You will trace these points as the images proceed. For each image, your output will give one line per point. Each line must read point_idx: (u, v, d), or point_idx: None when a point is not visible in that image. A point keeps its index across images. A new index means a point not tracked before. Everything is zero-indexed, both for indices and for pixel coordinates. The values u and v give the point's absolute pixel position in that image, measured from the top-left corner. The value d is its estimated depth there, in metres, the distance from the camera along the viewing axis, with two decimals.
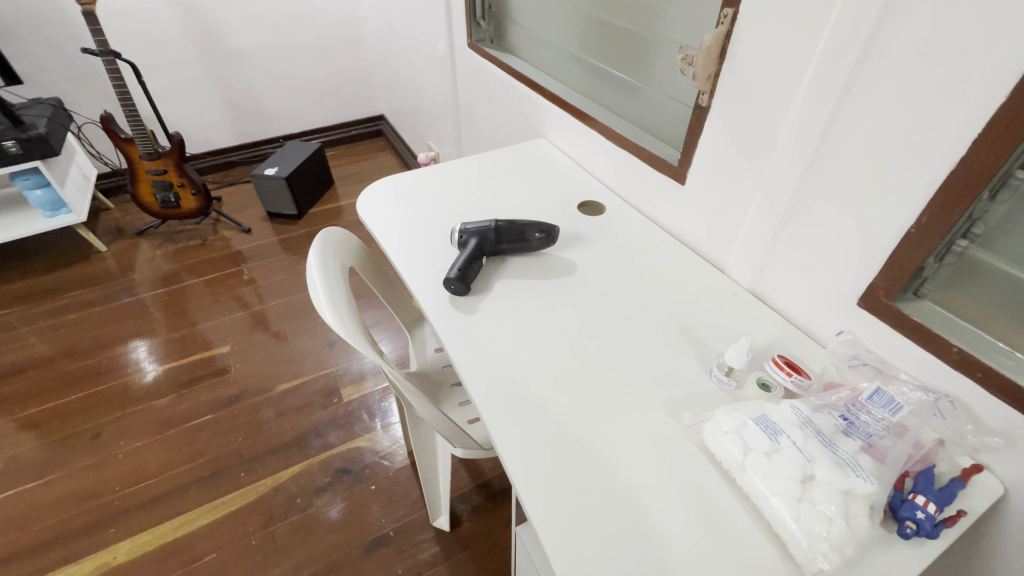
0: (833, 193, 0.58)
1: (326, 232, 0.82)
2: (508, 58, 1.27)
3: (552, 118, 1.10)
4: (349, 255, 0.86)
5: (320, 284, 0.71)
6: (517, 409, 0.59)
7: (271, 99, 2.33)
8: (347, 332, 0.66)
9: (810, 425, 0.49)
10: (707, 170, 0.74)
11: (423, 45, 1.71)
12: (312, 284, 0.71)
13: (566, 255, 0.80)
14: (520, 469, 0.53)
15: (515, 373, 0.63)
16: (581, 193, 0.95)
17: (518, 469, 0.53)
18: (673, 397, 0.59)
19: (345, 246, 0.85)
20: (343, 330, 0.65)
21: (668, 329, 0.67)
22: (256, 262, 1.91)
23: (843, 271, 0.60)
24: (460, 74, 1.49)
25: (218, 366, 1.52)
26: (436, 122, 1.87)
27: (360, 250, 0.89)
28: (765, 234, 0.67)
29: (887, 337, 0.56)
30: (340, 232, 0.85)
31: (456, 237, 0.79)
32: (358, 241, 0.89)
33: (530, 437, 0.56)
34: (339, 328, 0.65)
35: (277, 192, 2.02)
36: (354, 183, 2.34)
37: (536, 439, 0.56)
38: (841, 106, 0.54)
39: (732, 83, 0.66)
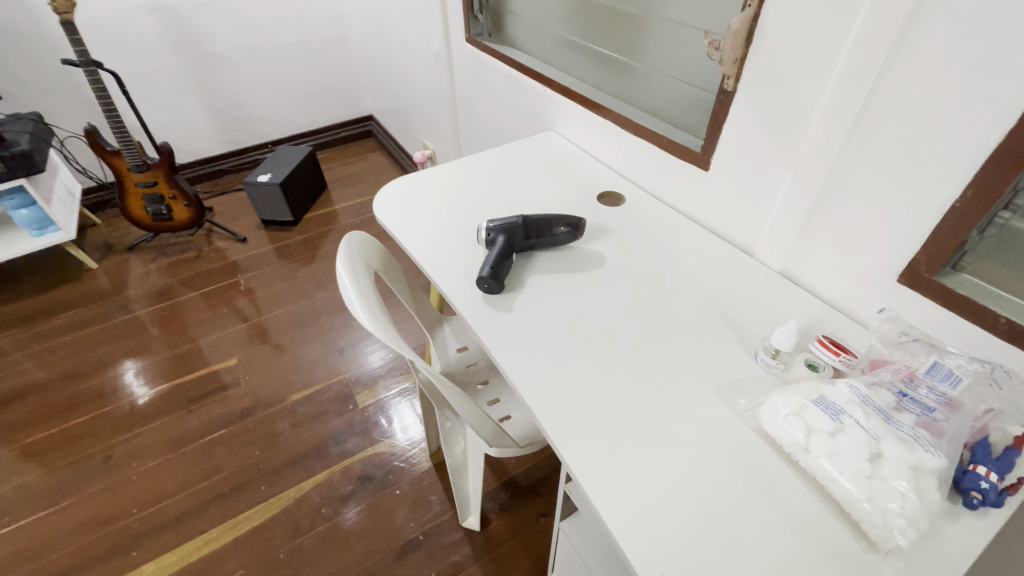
0: (871, 171, 0.58)
1: (350, 236, 0.80)
2: (507, 50, 1.25)
3: (560, 109, 1.08)
4: (372, 260, 0.84)
5: (352, 291, 0.69)
6: (567, 404, 0.58)
7: (258, 103, 2.27)
8: (389, 338, 0.65)
9: (870, 403, 0.49)
10: (733, 155, 0.74)
11: (415, 40, 1.68)
12: (345, 292, 0.69)
13: (593, 248, 0.80)
14: (582, 466, 0.52)
15: (560, 368, 0.62)
16: (599, 184, 0.95)
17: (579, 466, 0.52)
18: (723, 383, 0.59)
19: (368, 249, 0.84)
20: (384, 337, 0.64)
21: (708, 316, 0.67)
22: (254, 272, 1.88)
23: (882, 250, 0.60)
24: (457, 68, 1.47)
25: (226, 380, 1.48)
26: (431, 118, 1.85)
27: (381, 255, 0.87)
28: (799, 215, 0.67)
29: (930, 311, 0.57)
30: (361, 236, 0.83)
31: (483, 235, 0.77)
32: (378, 244, 0.87)
33: (585, 433, 0.55)
34: (381, 335, 0.64)
35: (272, 198, 1.98)
36: (348, 185, 2.30)
37: (592, 434, 0.55)
38: (881, 82, 0.54)
39: (761, 65, 0.65)
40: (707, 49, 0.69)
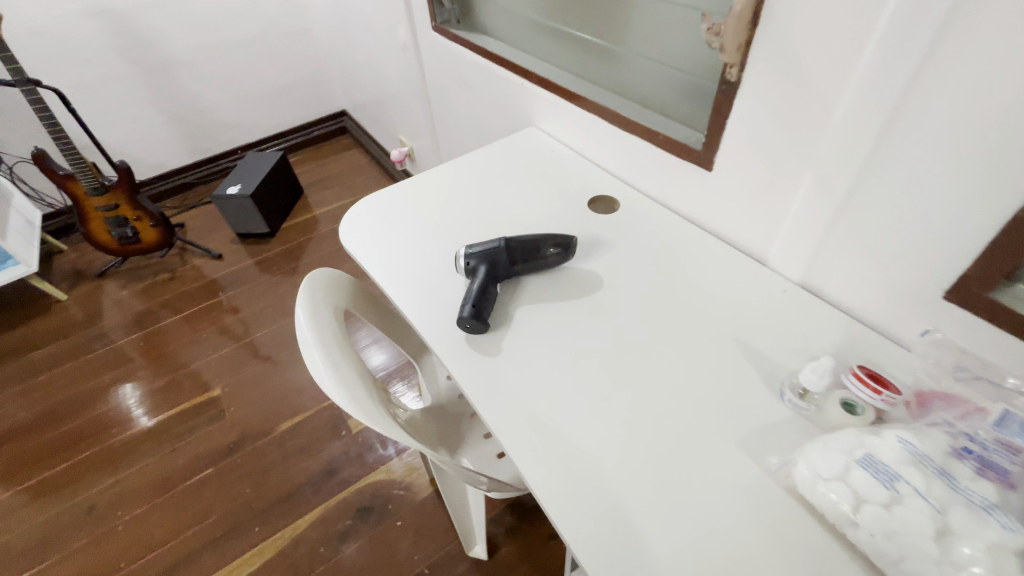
0: (910, 173, 0.49)
1: (312, 278, 0.71)
2: (479, 38, 1.13)
3: (540, 103, 0.98)
4: (337, 304, 0.74)
5: (317, 353, 0.60)
6: (568, 469, 0.51)
7: (221, 107, 2.14)
8: (364, 413, 0.54)
9: (929, 462, 0.41)
10: (738, 153, 0.65)
11: (381, 29, 1.55)
12: (308, 357, 0.59)
13: (587, 266, 0.71)
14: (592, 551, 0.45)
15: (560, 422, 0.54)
16: (588, 188, 0.85)
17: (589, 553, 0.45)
18: (748, 432, 0.51)
19: (335, 289, 0.75)
20: (358, 412, 0.53)
21: (722, 345, 0.59)
22: (233, 290, 1.78)
23: (923, 262, 0.52)
24: (425, 59, 1.35)
25: (212, 412, 1.41)
26: (406, 113, 1.72)
27: (348, 290, 0.78)
28: (820, 222, 0.58)
29: (984, 334, 0.49)
30: (323, 275, 0.74)
31: (462, 264, 0.68)
32: (341, 275, 0.78)
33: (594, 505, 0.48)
34: (354, 410, 0.53)
35: (245, 211, 1.87)
36: (325, 188, 2.18)
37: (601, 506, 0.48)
38: (923, 68, 0.44)
39: (769, 52, 0.55)
40: (704, 36, 0.59)
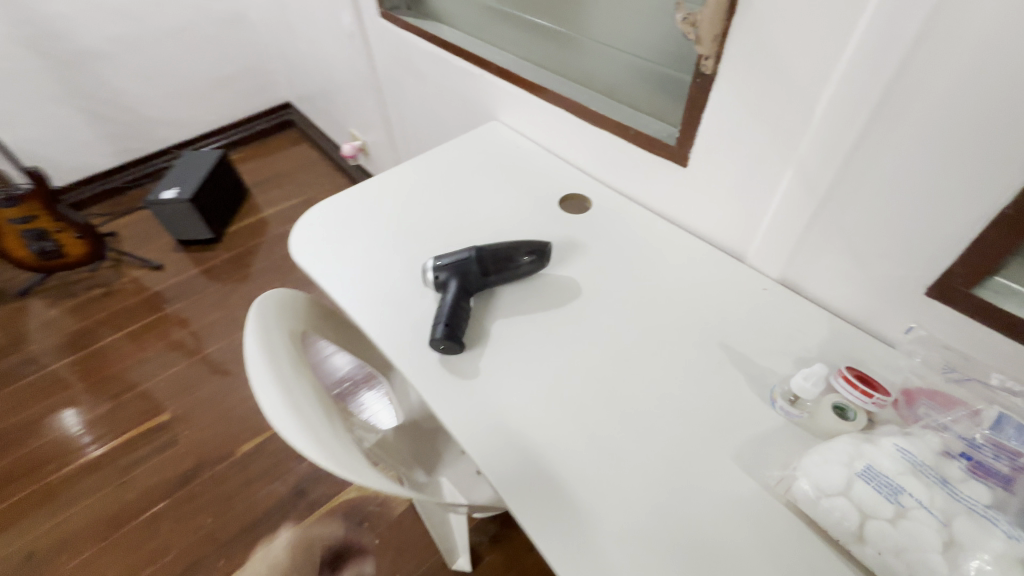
0: (894, 171, 0.47)
1: (260, 302, 0.64)
2: (432, 26, 1.06)
3: (501, 95, 0.93)
4: (292, 329, 0.68)
5: (274, 392, 0.53)
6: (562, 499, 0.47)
7: (149, 103, 1.95)
8: (332, 459, 0.49)
9: (928, 471, 0.40)
10: (714, 149, 0.62)
11: (322, 15, 1.43)
12: (262, 396, 0.52)
13: (564, 272, 0.67)
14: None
15: (548, 447, 0.51)
16: (558, 186, 0.81)
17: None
18: (742, 444, 0.49)
19: (287, 312, 0.68)
20: (325, 459, 0.48)
21: (708, 350, 0.57)
22: (178, 302, 1.64)
23: (905, 259, 0.51)
24: (374, 48, 1.26)
25: (162, 439, 1.30)
26: (355, 106, 1.62)
27: (301, 310, 0.71)
28: (801, 219, 0.57)
29: (965, 329, 0.49)
30: (274, 298, 0.67)
31: (430, 278, 0.63)
32: (290, 292, 0.71)
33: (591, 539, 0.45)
34: (319, 457, 0.47)
35: (185, 217, 1.72)
36: (273, 187, 2.04)
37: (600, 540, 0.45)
38: (909, 64, 0.42)
39: (747, 42, 0.52)
40: (681, 27, 0.54)
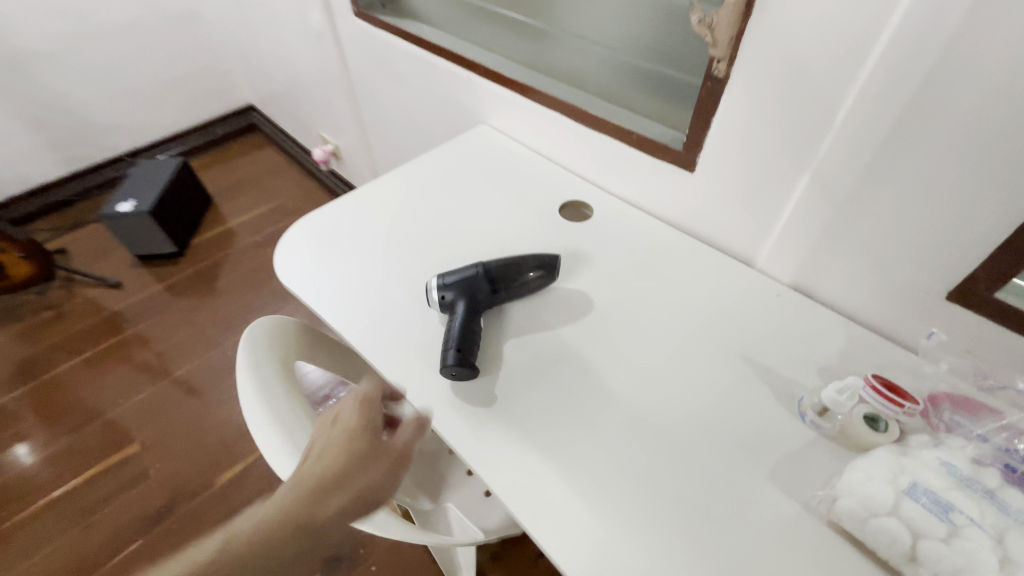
0: (918, 176, 0.46)
1: (249, 334, 0.59)
2: (411, 26, 1.01)
3: (490, 98, 0.89)
4: (285, 359, 0.63)
5: (277, 440, 0.50)
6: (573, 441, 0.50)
7: (96, 108, 1.81)
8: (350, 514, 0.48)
9: (974, 485, 0.40)
10: (725, 154, 0.60)
11: (287, 12, 1.35)
12: (265, 447, 0.49)
13: (573, 286, 0.64)
14: (608, 514, 0.46)
15: (571, 453, 0.50)
16: (556, 193, 0.78)
17: (602, 517, 0.45)
18: (776, 462, 0.48)
19: (278, 338, 0.63)
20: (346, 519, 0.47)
21: (729, 363, 0.56)
22: (139, 322, 1.53)
23: (925, 264, 0.50)
24: (347, 49, 1.19)
25: (131, 473, 1.20)
26: (326, 108, 1.54)
27: (295, 339, 0.66)
28: (817, 225, 0.56)
29: (986, 334, 0.49)
30: (267, 326, 0.63)
31: (435, 298, 0.59)
32: (281, 319, 0.66)
33: (612, 506, 0.46)
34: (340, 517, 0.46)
35: (144, 230, 1.60)
36: (238, 195, 1.94)
37: (620, 506, 0.46)
38: (940, 68, 0.41)
39: (764, 45, 0.50)
40: (695, 29, 0.53)
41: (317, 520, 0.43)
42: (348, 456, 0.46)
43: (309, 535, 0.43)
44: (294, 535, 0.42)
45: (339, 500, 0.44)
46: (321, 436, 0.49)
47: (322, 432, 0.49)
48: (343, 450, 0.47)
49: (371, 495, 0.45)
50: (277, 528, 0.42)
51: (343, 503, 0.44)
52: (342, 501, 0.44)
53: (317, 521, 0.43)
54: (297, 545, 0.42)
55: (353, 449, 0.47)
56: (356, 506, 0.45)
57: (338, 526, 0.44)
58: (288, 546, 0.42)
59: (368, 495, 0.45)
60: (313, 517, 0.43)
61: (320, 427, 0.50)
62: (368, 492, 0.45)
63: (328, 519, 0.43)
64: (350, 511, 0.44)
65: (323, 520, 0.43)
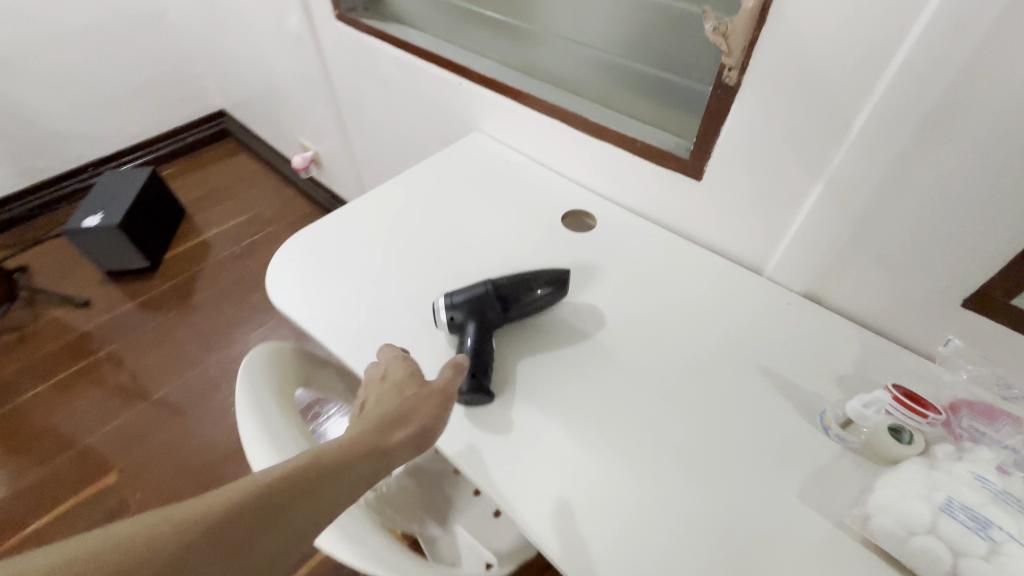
0: (938, 185, 0.46)
1: (245, 370, 0.56)
2: (397, 30, 0.98)
3: (483, 105, 0.86)
4: (280, 383, 0.59)
5: None
6: (592, 457, 0.49)
7: (56, 116, 1.71)
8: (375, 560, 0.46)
9: (1009, 498, 0.39)
10: (733, 163, 0.59)
11: (262, 15, 1.30)
12: None
13: (583, 300, 0.62)
14: (636, 523, 0.45)
15: (596, 477, 0.48)
16: (558, 202, 0.76)
17: (634, 547, 0.44)
18: (804, 478, 0.47)
19: (275, 373, 0.59)
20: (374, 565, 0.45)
21: (748, 376, 0.55)
22: (111, 342, 1.45)
23: (940, 272, 0.50)
24: (328, 53, 1.15)
25: (110, 504, 1.13)
26: (305, 113, 1.49)
27: (288, 361, 0.63)
28: (831, 233, 0.55)
29: (1002, 340, 0.49)
30: (259, 354, 0.60)
31: (443, 319, 0.56)
32: (269, 342, 0.63)
33: (645, 532, 0.44)
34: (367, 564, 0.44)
35: (113, 245, 1.52)
36: (212, 205, 1.86)
37: (653, 533, 0.44)
38: (964, 77, 0.41)
39: (779, 53, 0.49)
40: (711, 37, 0.51)
41: (385, 449, 0.43)
42: (402, 397, 0.48)
43: (379, 465, 0.43)
44: (365, 463, 0.42)
45: (403, 433, 0.45)
46: (370, 394, 0.50)
47: (372, 390, 0.50)
48: (396, 395, 0.48)
49: (430, 429, 0.46)
50: (349, 456, 0.41)
51: (407, 435, 0.45)
52: (405, 433, 0.45)
53: (385, 450, 0.43)
54: (370, 470, 0.42)
55: (407, 393, 0.48)
56: (417, 439, 0.45)
57: (403, 458, 0.44)
58: (361, 473, 0.41)
59: (428, 430, 0.46)
60: (381, 446, 0.43)
61: (367, 388, 0.51)
62: (428, 426, 0.46)
63: (395, 448, 0.44)
64: (413, 445, 0.45)
65: (391, 450, 0.44)
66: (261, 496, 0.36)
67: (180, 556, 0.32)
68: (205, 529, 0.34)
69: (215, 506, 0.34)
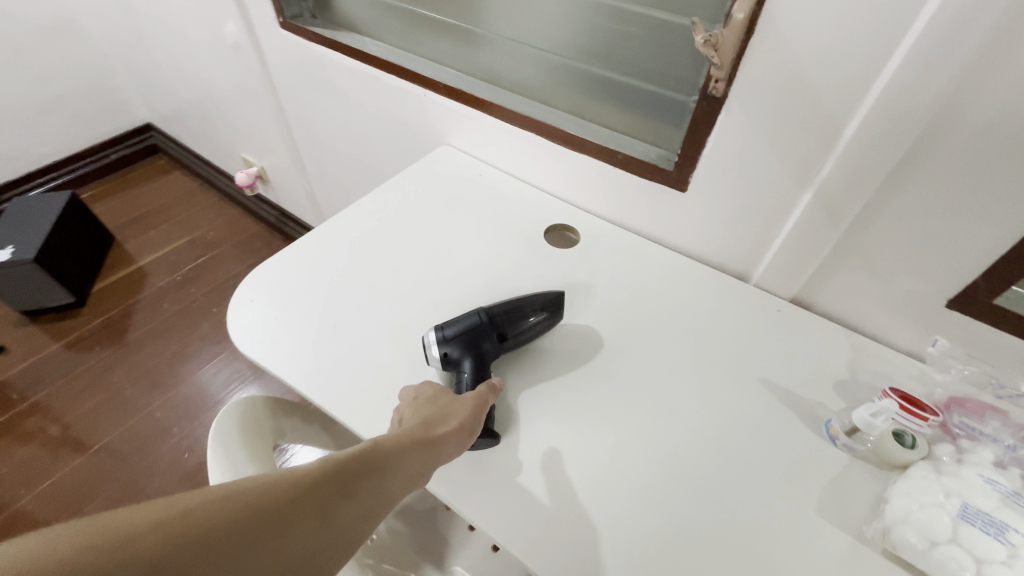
0: (927, 191, 0.47)
1: (218, 441, 0.49)
2: (349, 38, 0.91)
3: (450, 118, 0.82)
4: (254, 455, 0.52)
5: None
6: (610, 492, 0.46)
7: None
8: None
9: (1018, 499, 0.40)
10: (719, 173, 0.59)
11: (192, 22, 1.19)
12: None
13: (577, 322, 0.60)
14: (665, 562, 0.42)
15: (615, 515, 0.45)
16: (538, 217, 0.74)
17: None
18: (820, 492, 0.47)
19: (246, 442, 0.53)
20: None
21: (751, 389, 0.54)
22: (34, 392, 1.28)
23: (927, 275, 0.52)
24: (272, 63, 1.06)
25: None
26: (247, 127, 1.38)
27: (252, 430, 0.56)
28: (820, 240, 0.56)
29: (983, 335, 0.52)
30: (223, 429, 0.52)
31: (436, 356, 0.52)
32: (226, 410, 0.55)
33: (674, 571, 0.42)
34: None
35: (30, 282, 1.35)
36: (145, 229, 1.70)
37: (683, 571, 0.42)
38: (956, 87, 0.41)
39: (768, 64, 0.48)
40: (703, 49, 0.50)
41: (433, 439, 0.41)
42: (438, 404, 0.46)
43: (429, 455, 0.40)
44: (415, 452, 0.40)
45: (447, 427, 0.43)
46: (403, 412, 0.47)
47: (403, 408, 0.48)
48: (431, 404, 0.47)
49: (471, 424, 0.45)
50: (398, 444, 0.39)
51: (452, 428, 0.43)
52: (449, 426, 0.43)
53: (434, 440, 0.41)
54: (426, 459, 0.40)
55: (441, 400, 0.47)
56: (461, 433, 0.44)
57: (451, 449, 0.43)
58: (412, 462, 0.39)
59: (470, 425, 0.45)
60: (430, 437, 0.41)
61: (398, 410, 0.48)
62: (469, 421, 0.45)
63: (443, 439, 0.42)
64: (457, 440, 0.43)
65: (439, 441, 0.42)
66: (319, 480, 0.32)
67: (232, 541, 0.28)
68: (235, 516, 0.29)
69: (270, 483, 0.30)
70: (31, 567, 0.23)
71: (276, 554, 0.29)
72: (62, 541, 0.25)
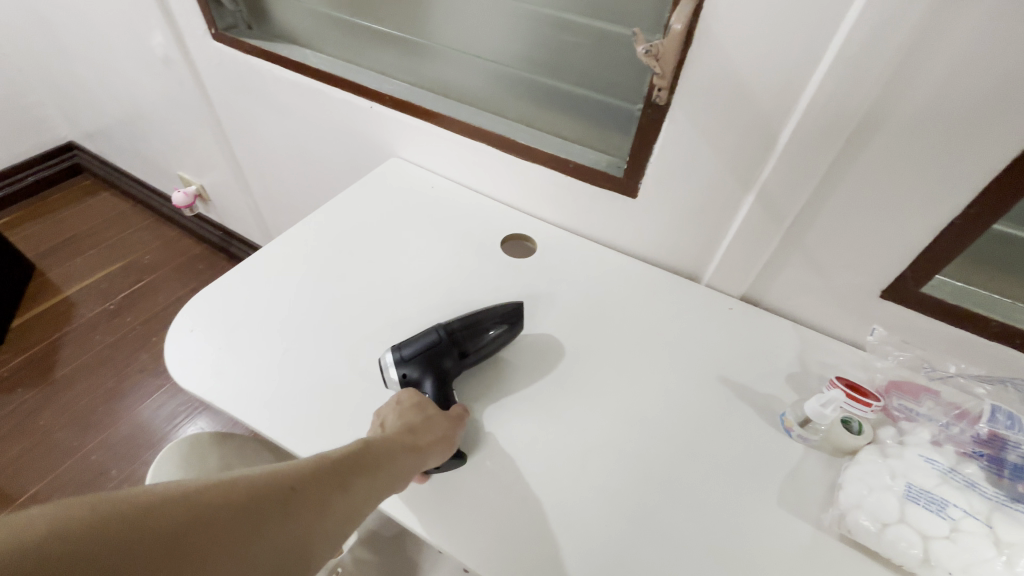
0: (857, 191, 0.50)
1: None
2: (289, 51, 0.88)
3: (399, 130, 0.80)
4: None
5: None
6: (582, 501, 0.46)
7: None
8: None
9: (955, 475, 0.43)
10: (667, 178, 0.61)
11: (116, 36, 1.12)
12: None
13: (538, 333, 0.60)
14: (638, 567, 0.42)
15: (588, 524, 0.44)
16: (494, 228, 0.73)
17: None
18: (781, 483, 0.48)
19: None
20: None
21: (710, 387, 0.56)
22: None
23: (862, 268, 0.55)
24: (206, 77, 1.01)
25: None
26: (182, 144, 1.31)
27: None
28: (765, 240, 0.58)
29: (914, 321, 0.56)
30: None
31: (394, 378, 0.51)
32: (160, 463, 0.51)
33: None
34: None
35: None
36: (71, 256, 1.57)
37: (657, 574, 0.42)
38: (877, 94, 0.44)
39: (707, 73, 0.50)
40: (644, 59, 0.50)
41: (420, 447, 0.43)
42: (423, 412, 0.46)
43: (414, 462, 0.42)
44: (401, 459, 0.41)
45: (431, 436, 0.45)
46: (385, 415, 0.47)
47: (382, 412, 0.47)
48: (416, 410, 0.46)
49: (453, 433, 0.46)
50: (387, 449, 0.41)
51: (436, 438, 0.45)
52: (435, 435, 0.45)
53: (422, 448, 0.43)
54: (411, 463, 0.42)
55: (427, 407, 0.47)
56: (445, 442, 0.45)
57: (435, 458, 0.44)
58: (397, 468, 0.41)
59: (450, 436, 0.46)
60: (417, 445, 0.43)
61: (380, 412, 0.47)
62: (450, 432, 0.46)
63: (429, 448, 0.43)
64: (442, 448, 0.45)
65: (425, 449, 0.43)
66: (311, 476, 0.36)
67: (229, 525, 0.31)
68: (224, 503, 0.31)
69: (268, 475, 0.34)
70: (51, 536, 0.26)
71: (268, 541, 0.32)
72: (76, 514, 0.28)
